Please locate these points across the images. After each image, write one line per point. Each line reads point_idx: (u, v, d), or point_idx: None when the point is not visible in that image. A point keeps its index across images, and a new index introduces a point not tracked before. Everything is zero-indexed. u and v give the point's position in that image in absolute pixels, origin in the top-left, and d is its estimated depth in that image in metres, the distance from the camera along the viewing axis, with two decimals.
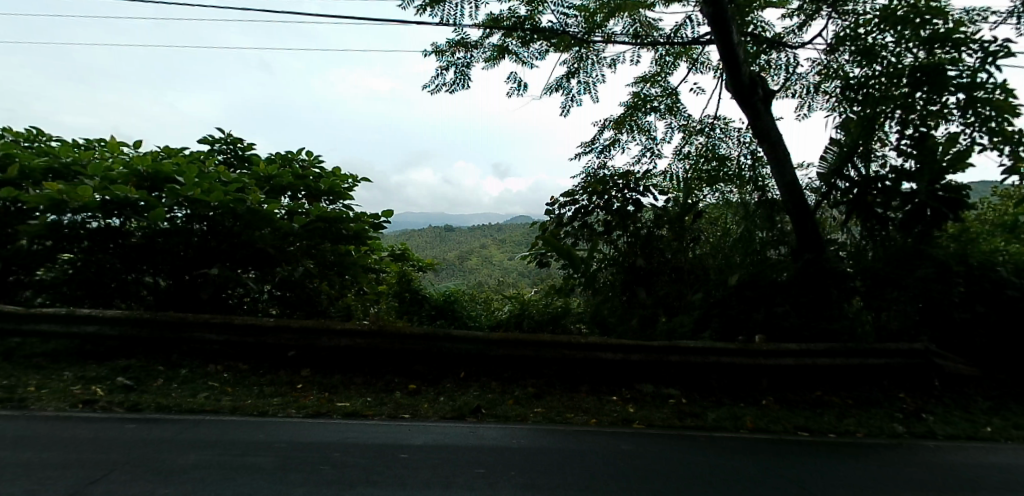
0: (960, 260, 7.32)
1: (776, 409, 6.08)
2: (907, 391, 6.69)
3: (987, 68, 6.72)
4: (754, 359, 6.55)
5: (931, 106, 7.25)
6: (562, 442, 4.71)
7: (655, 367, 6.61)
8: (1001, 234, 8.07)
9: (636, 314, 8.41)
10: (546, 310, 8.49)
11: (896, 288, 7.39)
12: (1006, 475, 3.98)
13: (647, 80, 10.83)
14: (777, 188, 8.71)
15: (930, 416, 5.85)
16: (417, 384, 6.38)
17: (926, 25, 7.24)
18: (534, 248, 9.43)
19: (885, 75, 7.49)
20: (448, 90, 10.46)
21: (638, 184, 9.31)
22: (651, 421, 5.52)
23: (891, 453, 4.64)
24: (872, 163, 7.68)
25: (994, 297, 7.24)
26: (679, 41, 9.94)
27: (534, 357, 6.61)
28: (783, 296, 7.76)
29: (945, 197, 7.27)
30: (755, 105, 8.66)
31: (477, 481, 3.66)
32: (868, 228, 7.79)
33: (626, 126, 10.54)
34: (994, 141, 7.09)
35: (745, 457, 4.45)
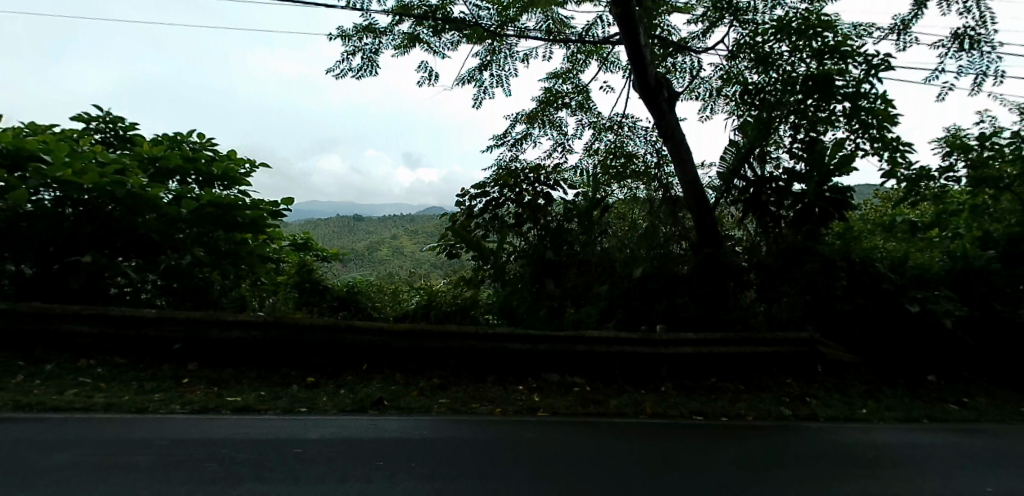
0: (844, 256, 7.97)
1: (674, 395, 6.38)
2: (790, 375, 7.26)
3: (870, 80, 7.41)
4: (655, 348, 6.89)
5: (821, 113, 7.90)
6: (468, 432, 4.64)
7: (561, 357, 6.73)
8: (878, 235, 8.90)
9: (544, 305, 8.57)
10: (455, 301, 8.37)
11: (786, 281, 8.00)
12: (870, 451, 4.41)
13: (559, 77, 10.98)
14: (680, 185, 9.18)
15: (812, 399, 6.40)
16: (316, 377, 6.05)
17: (817, 37, 7.81)
18: (444, 240, 9.38)
19: (779, 82, 8.04)
20: (354, 76, 10.03)
21: (548, 178, 9.40)
22: (556, 409, 5.59)
23: (776, 435, 5.01)
24: (768, 164, 8.36)
25: (872, 290, 7.90)
26: (590, 40, 10.13)
27: (440, 349, 6.50)
28: (684, 288, 8.22)
29: (831, 197, 8.05)
30: (661, 106, 9.04)
31: (378, 473, 3.50)
32: (764, 225, 8.45)
33: (537, 121, 10.63)
34: (875, 147, 7.86)
35: (646, 442, 4.61)
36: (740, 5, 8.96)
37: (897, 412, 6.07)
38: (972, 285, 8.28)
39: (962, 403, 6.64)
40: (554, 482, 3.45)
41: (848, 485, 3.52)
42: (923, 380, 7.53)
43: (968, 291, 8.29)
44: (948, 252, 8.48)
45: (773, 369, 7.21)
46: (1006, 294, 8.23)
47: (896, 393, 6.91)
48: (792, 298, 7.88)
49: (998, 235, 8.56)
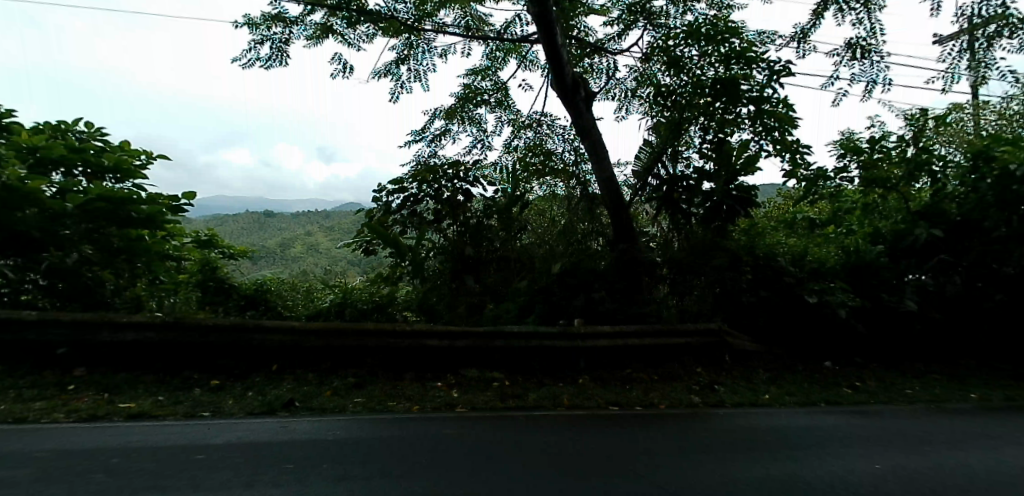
0: (749, 251, 8.60)
1: (591, 387, 6.53)
2: (698, 363, 7.65)
3: (772, 85, 7.93)
4: (573, 342, 6.99)
5: (728, 115, 8.35)
6: (387, 431, 4.50)
7: (481, 352, 6.71)
8: (780, 232, 9.73)
9: (463, 302, 8.65)
10: (371, 299, 8.15)
11: (695, 274, 8.53)
12: (771, 434, 4.73)
13: (478, 73, 10.93)
14: (597, 183, 9.40)
15: (720, 387, 6.78)
16: (220, 379, 5.65)
17: (725, 43, 8.21)
18: (360, 236, 9.08)
19: (690, 85, 8.48)
20: (262, 66, 9.48)
21: (468, 174, 9.33)
22: (474, 404, 5.55)
23: (687, 421, 5.25)
24: (679, 164, 8.75)
25: (775, 282, 8.49)
26: (508, 38, 10.14)
27: (356, 347, 6.28)
28: (601, 283, 8.40)
29: (737, 196, 8.47)
30: (578, 105, 9.22)
31: (286, 477, 3.30)
32: (675, 221, 8.82)
33: (456, 117, 10.53)
34: (777, 148, 8.43)
35: (566, 433, 4.68)
36: (653, 9, 9.30)
37: (796, 397, 6.56)
38: (863, 276, 8.81)
39: (850, 387, 7.26)
40: (474, 477, 3.40)
41: (752, 468, 3.72)
42: (816, 365, 8.15)
43: (860, 283, 8.81)
44: (841, 246, 9.20)
45: (684, 359, 7.57)
46: (893, 286, 8.78)
47: (792, 379, 7.45)
48: (701, 290, 8.52)
49: (885, 232, 9.38)
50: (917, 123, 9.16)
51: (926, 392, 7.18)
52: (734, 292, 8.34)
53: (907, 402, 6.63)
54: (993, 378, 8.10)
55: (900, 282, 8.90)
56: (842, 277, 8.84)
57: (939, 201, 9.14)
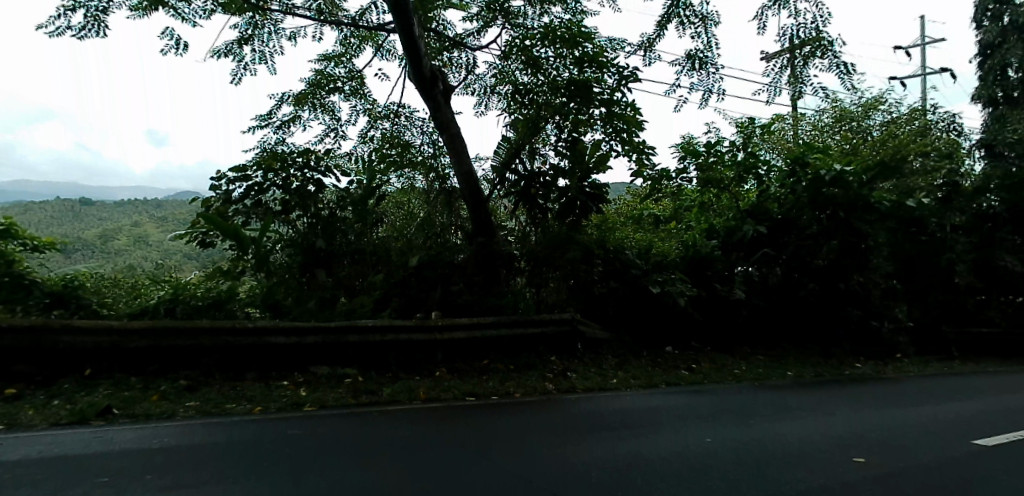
0: (601, 246, 9.14)
1: (448, 379, 6.51)
2: (552, 352, 7.96)
3: (622, 89, 8.51)
4: (430, 334, 6.95)
5: (581, 116, 8.75)
6: (228, 435, 4.06)
7: (332, 348, 6.37)
8: (629, 227, 10.48)
9: (314, 297, 7.76)
10: (207, 294, 7.17)
11: (551, 267, 8.92)
12: (619, 416, 5.10)
13: (332, 59, 10.33)
14: (455, 177, 9.36)
15: (572, 373, 7.15)
16: (15, 388, 4.72)
17: (579, 47, 8.60)
18: (195, 227, 8.22)
19: (546, 85, 8.86)
20: (73, 35, 8.04)
21: (319, 163, 8.73)
22: (324, 403, 5.23)
23: (545, 408, 5.46)
24: (536, 160, 8.93)
25: (623, 275, 9.26)
26: (363, 25, 9.66)
27: (188, 347, 5.60)
28: (459, 276, 8.59)
29: (590, 194, 8.85)
30: (436, 98, 9.16)
31: (99, 491, 2.82)
32: (532, 216, 9.05)
33: (307, 103, 9.85)
34: (626, 149, 9.08)
35: (427, 425, 4.60)
36: (511, 9, 9.47)
37: (639, 380, 7.14)
38: (700, 269, 9.82)
39: (687, 369, 8.06)
40: (330, 474, 3.18)
41: (607, 448, 3.96)
42: (660, 351, 8.91)
43: (696, 274, 9.86)
44: (681, 242, 10.06)
45: (540, 348, 7.84)
46: (724, 277, 10.05)
47: (638, 363, 8.09)
48: (557, 282, 8.92)
49: (719, 228, 10.57)
50: (746, 131, 10.46)
51: (749, 371, 8.23)
52: (588, 285, 8.95)
53: (734, 381, 7.54)
54: (798, 359, 9.50)
55: (731, 274, 10.18)
56: (682, 270, 9.81)
57: (762, 201, 10.52)
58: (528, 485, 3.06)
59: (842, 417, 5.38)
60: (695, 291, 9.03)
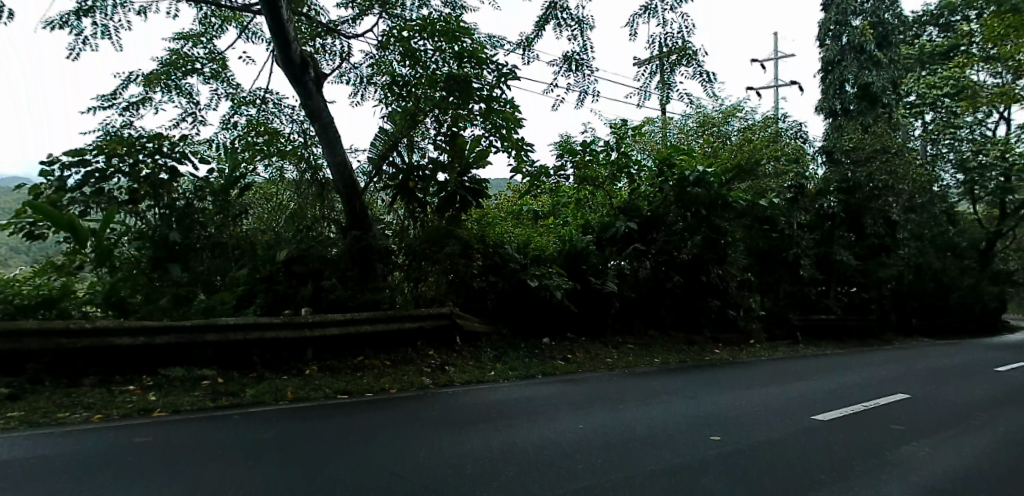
0: (480, 240, 9.21)
1: (319, 376, 6.26)
2: (430, 346, 8.03)
3: (501, 86, 8.57)
4: (300, 331, 6.60)
5: (461, 111, 8.71)
6: (62, 447, 3.60)
7: (187, 348, 5.87)
8: (509, 223, 10.54)
9: (167, 293, 7.26)
10: (35, 291, 6.06)
11: (429, 261, 8.83)
12: (491, 407, 5.19)
13: (188, 39, 9.49)
14: (329, 168, 8.81)
15: (450, 367, 7.20)
16: None
17: (457, 41, 8.53)
18: (18, 217, 7.03)
19: (425, 79, 8.70)
20: None
21: (173, 149, 7.96)
22: (177, 407, 4.81)
23: (421, 402, 5.42)
24: (415, 153, 8.92)
25: (502, 269, 9.33)
26: (226, 5, 8.87)
27: (9, 352, 4.87)
28: (332, 270, 8.16)
29: (471, 188, 8.95)
30: (307, 85, 8.59)
31: None
32: (410, 210, 8.95)
33: (159, 84, 8.94)
34: (505, 145, 9.20)
35: (298, 423, 4.40)
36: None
37: (517, 371, 7.32)
38: (575, 263, 10.11)
39: (562, 359, 8.39)
40: (184, 482, 2.94)
41: (481, 439, 4.01)
42: (538, 343, 9.20)
43: (572, 268, 10.12)
44: (558, 237, 10.33)
45: (420, 343, 7.89)
46: (598, 270, 10.30)
47: (516, 355, 8.33)
48: (435, 276, 8.87)
49: (595, 224, 11.07)
50: (620, 132, 10.76)
51: (621, 360, 8.77)
52: (466, 279, 8.93)
53: (607, 369, 7.98)
54: (664, 348, 10.26)
55: (605, 266, 10.47)
56: (560, 264, 10.04)
57: (634, 199, 11.12)
58: (401, 481, 3.03)
59: (700, 399, 5.88)
60: (570, 285, 9.39)
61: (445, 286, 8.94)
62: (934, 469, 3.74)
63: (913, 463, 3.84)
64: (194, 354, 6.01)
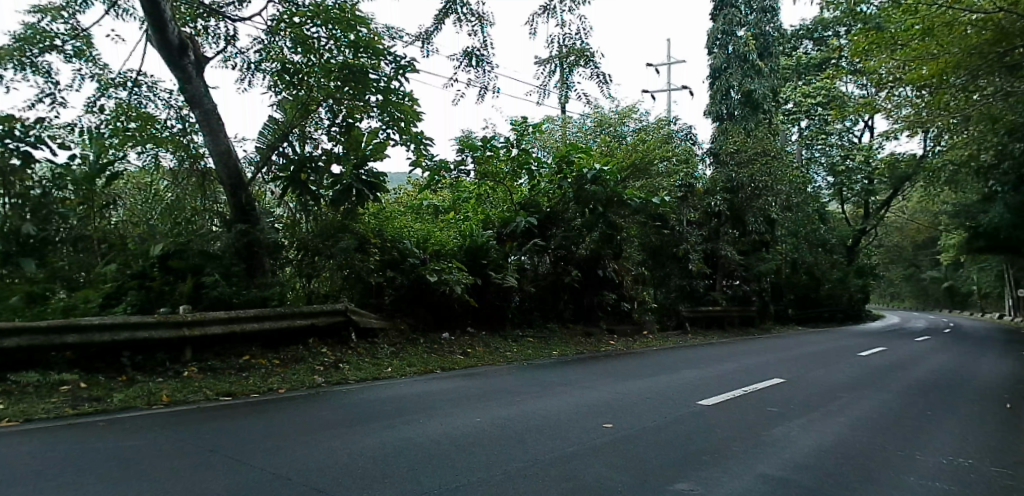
0: (377, 235, 8.98)
1: (199, 378, 5.90)
2: (323, 344, 7.78)
3: (399, 79, 8.04)
4: (179, 331, 6.14)
5: (358, 102, 8.41)
6: None
7: (39, 351, 5.25)
8: (407, 217, 10.21)
9: (19, 290, 6.54)
10: None
11: (322, 256, 8.40)
12: (384, 404, 5.13)
13: (46, 12, 8.56)
14: (212, 157, 8.38)
15: (346, 364, 7.04)
16: None
17: (353, 30, 8.14)
18: None
19: (319, 67, 8.44)
20: None
21: (27, 133, 7.11)
22: (29, 415, 4.32)
23: (312, 401, 5.25)
24: (308, 144, 8.61)
25: (399, 265, 9.15)
26: None
27: None
28: (214, 266, 7.52)
29: (367, 181, 8.60)
30: (186, 69, 8.10)
31: None
32: (303, 202, 8.55)
33: (9, 61, 7.97)
34: (405, 139, 8.87)
35: (175, 428, 4.14)
36: None
37: (415, 367, 7.29)
38: (476, 258, 10.19)
39: (461, 354, 8.45)
40: None
41: (376, 437, 3.97)
42: (437, 338, 9.21)
43: (472, 262, 10.19)
44: (459, 232, 10.32)
45: (311, 340, 7.63)
46: (499, 264, 10.42)
47: (414, 351, 8.27)
48: (329, 272, 8.50)
49: (495, 219, 11.20)
50: (521, 129, 10.56)
51: (520, 353, 8.97)
52: (363, 274, 8.61)
53: (506, 363, 8.12)
54: (562, 341, 10.59)
55: (506, 260, 10.69)
56: (460, 260, 10.09)
57: (534, 196, 11.34)
58: (292, 484, 2.95)
59: (594, 389, 6.12)
60: (470, 280, 9.39)
61: (341, 280, 8.66)
62: (803, 447, 4.12)
63: (785, 443, 4.19)
64: (52, 357, 5.47)
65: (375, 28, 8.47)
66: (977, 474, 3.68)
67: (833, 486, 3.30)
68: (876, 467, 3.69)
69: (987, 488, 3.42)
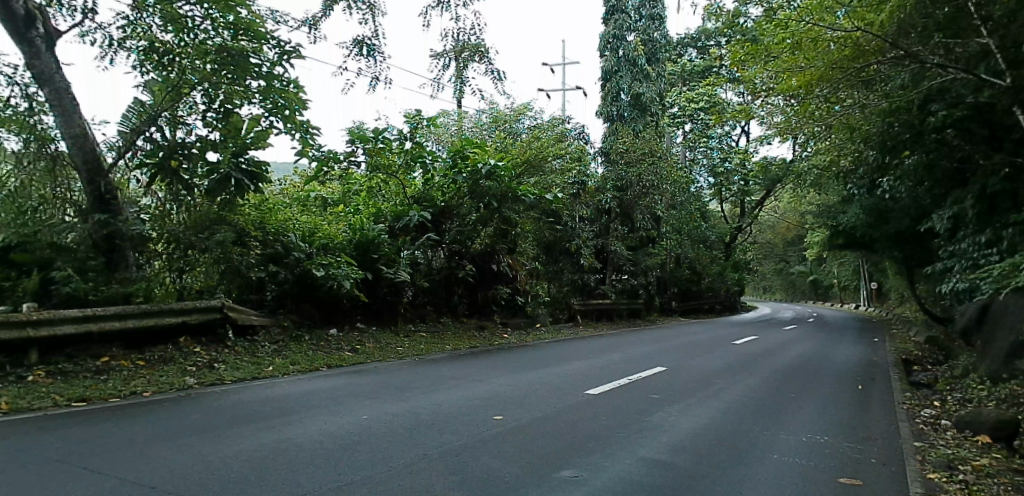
0: (259, 227, 8.58)
1: (47, 383, 5.36)
2: (196, 343, 7.31)
3: (282, 65, 7.62)
4: (21, 331, 5.58)
5: (237, 86, 7.70)
6: None
7: None
8: (291, 210, 9.85)
9: None
10: None
11: (196, 250, 7.88)
12: (262, 405, 4.91)
13: None
14: (63, 140, 7.55)
15: (222, 364, 6.67)
16: None
17: (232, 11, 7.42)
18: None
19: (192, 48, 7.62)
20: None
21: None
22: None
23: (182, 404, 4.92)
24: (180, 130, 7.89)
25: (282, 260, 8.83)
26: None
27: None
28: (65, 260, 7.08)
29: (247, 170, 8.17)
30: (34, 43, 7.27)
31: None
32: (174, 192, 7.95)
33: None
34: (288, 127, 8.26)
35: (14, 438, 3.72)
36: None
37: (300, 365, 7.05)
38: (366, 253, 9.96)
39: (350, 351, 8.29)
40: None
41: (253, 439, 3.80)
42: (323, 334, 8.94)
43: (363, 258, 9.96)
44: (349, 225, 10.03)
45: (182, 339, 7.15)
46: (391, 259, 10.26)
47: (299, 349, 7.97)
48: (205, 267, 8.01)
49: (387, 213, 11.01)
50: (413, 122, 10.47)
51: (411, 348, 8.96)
52: (241, 269, 8.17)
53: (397, 358, 8.08)
54: (456, 336, 10.64)
55: (398, 255, 10.55)
56: (351, 254, 9.83)
57: (428, 189, 11.23)
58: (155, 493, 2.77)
59: (486, 382, 6.21)
60: (359, 275, 9.22)
61: (218, 275, 8.14)
62: (680, 430, 4.39)
63: (664, 427, 4.45)
64: None
65: (256, 9, 7.71)
66: (829, 449, 4.10)
67: (705, 466, 3.56)
68: (745, 447, 4.00)
69: (836, 462, 3.82)
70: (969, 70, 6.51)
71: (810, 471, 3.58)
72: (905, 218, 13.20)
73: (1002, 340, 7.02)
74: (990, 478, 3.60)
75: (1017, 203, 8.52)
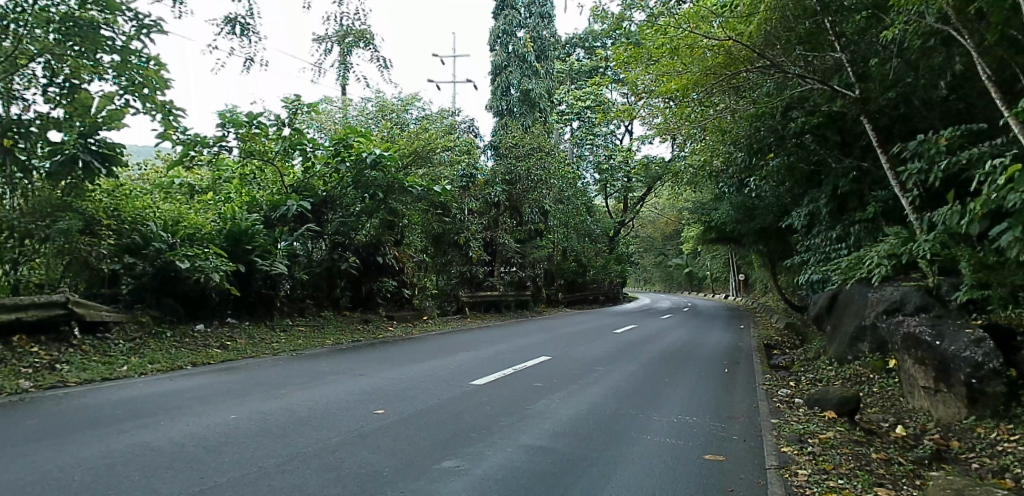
0: (111, 215, 7.99)
1: None
2: (35, 342, 6.57)
3: (141, 40, 6.89)
4: None
5: (87, 60, 6.64)
6: None
7: None
8: (151, 197, 9.23)
9: None
10: None
11: (37, 241, 7.19)
12: (113, 408, 4.51)
13: None
14: None
15: (66, 365, 6.06)
16: None
17: None
18: None
19: (28, 15, 6.29)
20: None
21: None
22: None
23: (15, 410, 4.41)
24: (14, 105, 6.84)
25: (140, 251, 8.27)
26: None
27: None
28: None
29: (98, 152, 7.40)
30: None
31: None
32: (8, 176, 7.00)
33: None
34: (148, 107, 7.63)
35: None
36: None
37: (159, 364, 6.57)
38: (237, 244, 9.49)
39: (219, 347, 7.85)
40: None
41: (103, 445, 3.50)
42: (188, 329, 8.34)
43: (234, 250, 9.50)
44: (218, 215, 9.49)
45: (16, 338, 6.40)
46: (266, 250, 9.79)
47: (159, 346, 7.41)
48: (46, 257, 7.40)
49: (263, 202, 10.64)
50: (292, 107, 10.04)
51: (289, 343, 8.63)
52: (91, 261, 7.62)
53: (271, 354, 7.76)
54: (337, 329, 10.39)
55: (274, 246, 10.14)
56: (220, 245, 9.36)
57: (308, 178, 10.96)
58: None
59: (366, 376, 6.11)
60: (230, 267, 8.72)
61: (61, 267, 7.60)
62: (560, 417, 4.56)
63: (545, 414, 4.60)
64: None
65: None
66: (696, 428, 4.44)
67: (583, 450, 3.72)
68: (620, 430, 4.22)
69: (701, 439, 4.14)
70: (823, 81, 7.62)
71: (676, 449, 3.85)
72: (769, 215, 14.44)
73: (848, 325, 7.89)
74: (833, 449, 4.05)
75: (861, 203, 9.58)
